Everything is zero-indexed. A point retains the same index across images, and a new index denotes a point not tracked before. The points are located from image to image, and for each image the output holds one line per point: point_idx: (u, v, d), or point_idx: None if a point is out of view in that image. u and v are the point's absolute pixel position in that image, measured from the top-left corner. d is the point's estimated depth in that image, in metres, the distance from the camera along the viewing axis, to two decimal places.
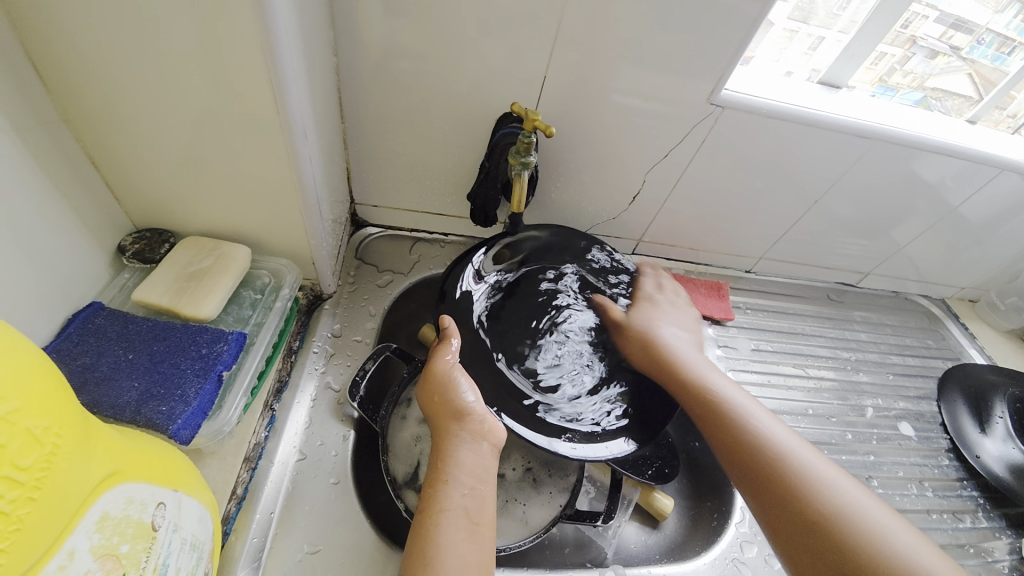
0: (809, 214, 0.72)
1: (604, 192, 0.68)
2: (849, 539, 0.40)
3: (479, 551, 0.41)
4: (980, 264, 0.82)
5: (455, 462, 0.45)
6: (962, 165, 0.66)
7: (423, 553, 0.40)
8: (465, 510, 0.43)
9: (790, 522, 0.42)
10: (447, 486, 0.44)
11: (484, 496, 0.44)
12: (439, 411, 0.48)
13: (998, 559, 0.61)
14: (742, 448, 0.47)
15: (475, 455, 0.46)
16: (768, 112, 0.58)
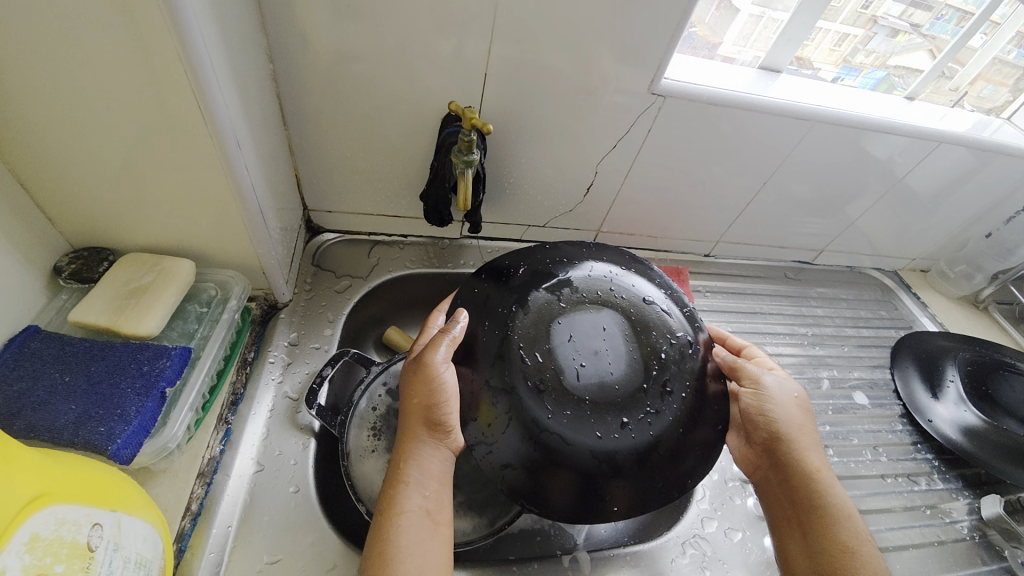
0: (760, 195, 0.74)
1: (558, 184, 0.68)
2: None
3: (442, 551, 0.41)
4: (928, 235, 0.84)
5: (426, 467, 0.44)
6: (905, 141, 0.68)
7: (382, 555, 0.39)
8: (424, 511, 0.42)
9: None
10: (413, 491, 0.42)
11: (443, 496, 0.44)
12: (416, 410, 0.46)
13: (956, 520, 0.62)
14: (798, 518, 0.48)
15: (437, 461, 0.44)
16: (709, 99, 0.59)
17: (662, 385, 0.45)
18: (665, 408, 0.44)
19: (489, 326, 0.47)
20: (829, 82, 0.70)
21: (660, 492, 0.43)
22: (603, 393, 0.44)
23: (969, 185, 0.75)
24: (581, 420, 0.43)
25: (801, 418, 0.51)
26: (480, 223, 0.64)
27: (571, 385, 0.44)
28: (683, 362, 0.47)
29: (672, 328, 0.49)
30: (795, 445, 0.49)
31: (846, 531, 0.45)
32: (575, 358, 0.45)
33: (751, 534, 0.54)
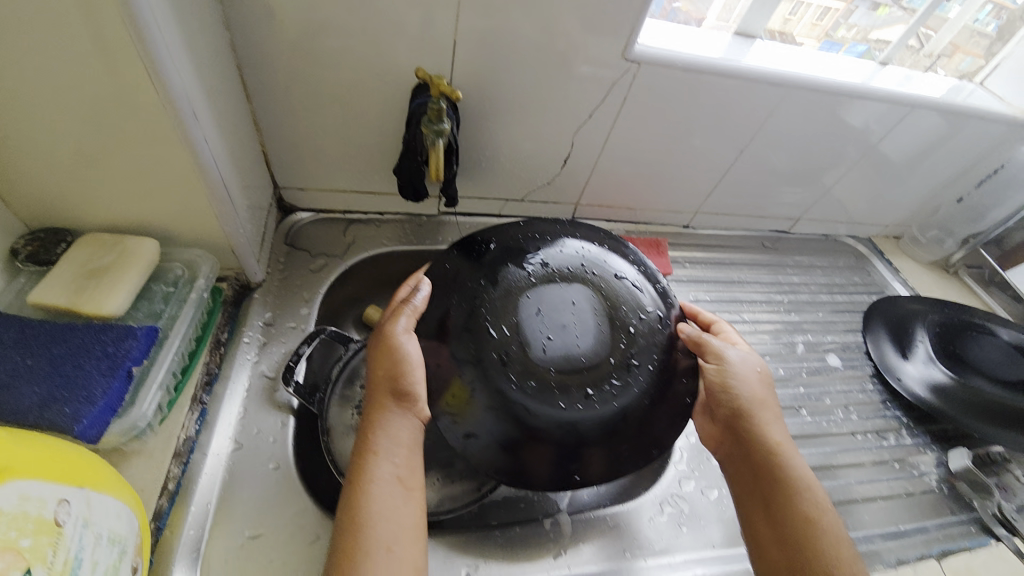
0: (737, 163, 0.73)
1: (534, 157, 0.67)
2: None
3: (414, 516, 0.41)
4: (901, 201, 0.86)
5: (397, 437, 0.43)
6: (878, 106, 0.68)
7: (353, 523, 0.39)
8: (395, 478, 0.41)
9: (780, 554, 0.44)
10: (384, 461, 0.42)
11: (416, 463, 0.43)
12: (383, 381, 0.45)
13: (923, 472, 0.65)
14: (762, 492, 0.47)
15: (407, 429, 0.43)
16: (684, 65, 0.59)
17: (626, 356, 0.47)
18: (627, 379, 0.47)
19: (458, 302, 0.48)
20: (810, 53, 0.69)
21: (630, 459, 0.46)
22: (570, 366, 0.46)
23: (941, 150, 0.76)
24: (545, 392, 0.45)
25: (762, 392, 0.52)
26: (455, 197, 0.63)
27: (537, 359, 0.46)
28: (651, 334, 0.49)
29: (643, 304, 0.51)
30: (757, 419, 0.50)
31: (808, 502, 0.46)
32: (543, 334, 0.47)
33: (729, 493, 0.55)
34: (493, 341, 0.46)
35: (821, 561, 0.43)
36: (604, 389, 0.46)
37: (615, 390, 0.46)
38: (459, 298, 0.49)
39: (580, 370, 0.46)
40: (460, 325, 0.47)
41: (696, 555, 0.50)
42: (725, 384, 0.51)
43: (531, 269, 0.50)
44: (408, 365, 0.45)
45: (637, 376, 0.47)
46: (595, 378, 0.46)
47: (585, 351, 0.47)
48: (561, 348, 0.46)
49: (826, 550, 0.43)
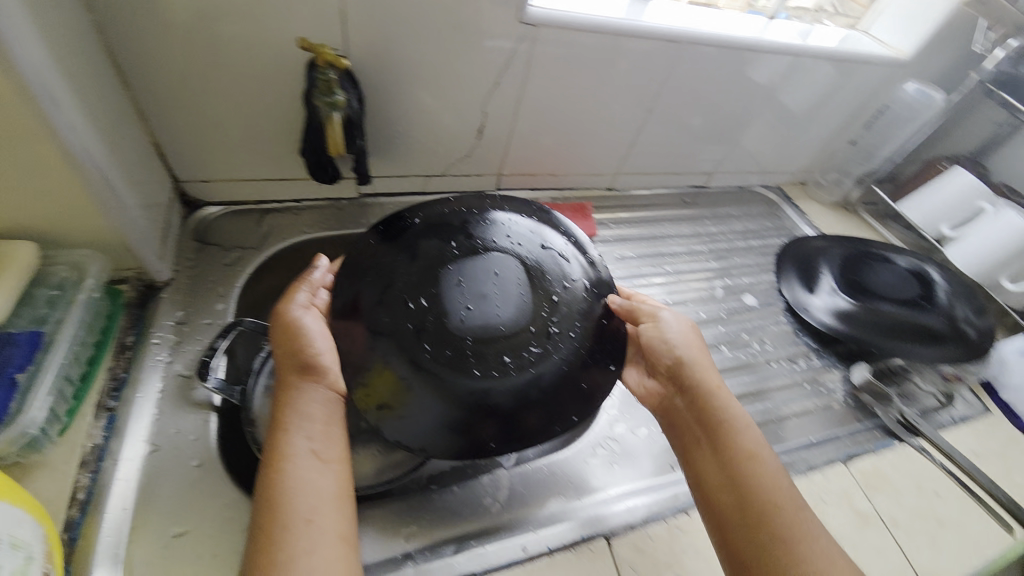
0: (647, 123, 0.76)
1: (447, 129, 0.66)
2: (767, 520, 0.43)
3: (334, 482, 0.41)
4: (803, 148, 0.92)
5: (310, 413, 0.44)
6: (767, 57, 0.72)
7: (271, 500, 0.39)
8: (312, 451, 0.42)
9: (720, 488, 0.46)
10: (298, 436, 0.42)
11: (333, 433, 0.44)
12: (288, 361, 0.46)
13: (831, 389, 0.69)
14: (701, 434, 0.50)
15: (319, 400, 0.44)
16: (580, 26, 0.60)
17: (540, 320, 0.51)
18: (543, 343, 0.50)
19: (381, 278, 0.52)
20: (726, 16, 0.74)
21: (544, 428, 0.46)
22: (489, 335, 0.49)
23: (831, 97, 0.82)
24: (460, 358, 0.47)
25: (697, 346, 0.55)
26: (366, 172, 0.62)
27: (456, 327, 0.49)
28: (569, 302, 0.53)
29: (567, 274, 0.55)
30: (694, 368, 0.53)
31: (744, 438, 0.48)
32: (462, 307, 0.50)
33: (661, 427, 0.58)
34: (414, 313, 0.49)
35: (756, 490, 0.45)
36: (521, 355, 0.48)
37: (533, 358, 0.49)
38: (385, 275, 0.52)
39: (501, 340, 0.49)
40: (386, 296, 0.50)
41: (634, 486, 0.52)
42: (663, 340, 0.55)
43: (457, 244, 0.55)
44: (310, 338, 0.47)
45: (550, 338, 0.50)
46: (513, 346, 0.49)
47: (504, 319, 0.50)
48: (482, 320, 0.50)
49: (761, 480, 0.46)
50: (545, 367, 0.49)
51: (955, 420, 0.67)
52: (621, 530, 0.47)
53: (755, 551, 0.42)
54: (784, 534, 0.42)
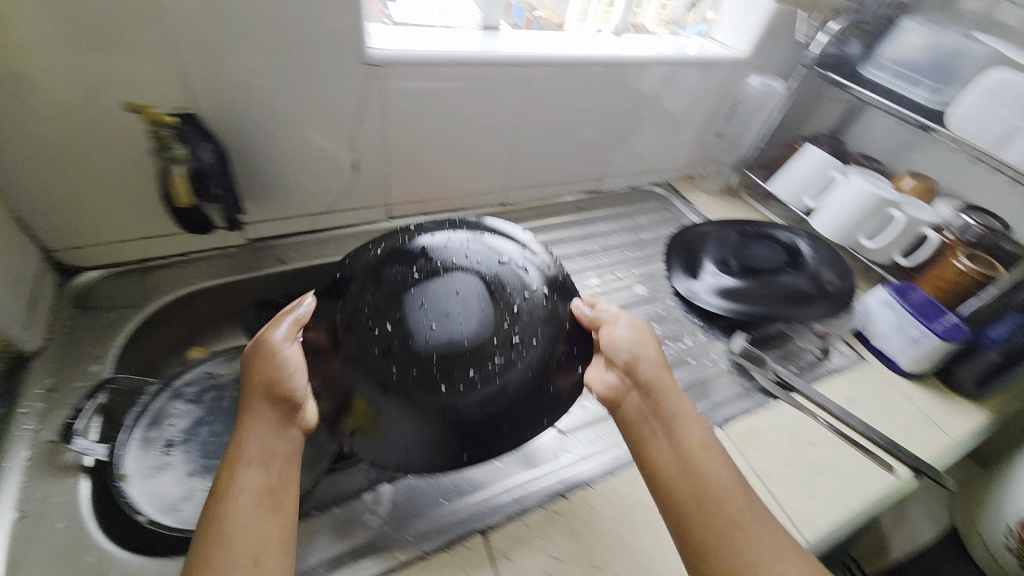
0: (517, 140, 0.82)
1: (322, 169, 0.69)
2: (726, 519, 0.44)
3: (281, 523, 0.41)
4: (679, 145, 0.99)
5: (271, 444, 0.44)
6: (611, 69, 0.79)
7: (216, 534, 0.39)
8: (264, 487, 0.42)
9: (683, 487, 0.46)
10: (251, 469, 0.43)
11: (288, 471, 0.44)
12: (257, 393, 0.47)
13: (715, 360, 0.72)
14: (661, 432, 0.49)
15: (282, 436, 0.45)
16: (424, 59, 0.64)
17: (506, 330, 0.51)
18: (506, 350, 0.50)
19: (342, 310, 0.53)
20: (581, 37, 0.82)
21: (507, 436, 0.48)
22: (456, 347, 0.49)
23: (688, 96, 0.90)
24: (426, 376, 0.48)
25: (653, 347, 0.56)
26: (237, 219, 0.63)
27: (418, 345, 0.49)
28: (532, 311, 0.53)
29: (527, 284, 0.55)
30: (651, 367, 0.53)
31: (700, 436, 0.49)
32: (424, 325, 0.50)
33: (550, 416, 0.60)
34: (377, 336, 0.50)
35: (716, 488, 0.46)
36: (487, 367, 0.49)
37: (501, 370, 0.49)
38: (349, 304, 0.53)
39: (466, 354, 0.49)
40: (355, 322, 0.51)
41: (528, 479, 0.53)
42: (620, 340, 0.54)
43: (418, 269, 0.55)
44: (286, 371, 0.48)
45: (517, 347, 0.50)
46: (479, 359, 0.49)
47: (468, 333, 0.50)
48: (448, 335, 0.50)
49: (720, 476, 0.46)
50: (513, 376, 0.49)
51: (830, 373, 0.72)
52: (508, 517, 0.49)
53: (716, 549, 0.43)
54: (736, 519, 0.44)
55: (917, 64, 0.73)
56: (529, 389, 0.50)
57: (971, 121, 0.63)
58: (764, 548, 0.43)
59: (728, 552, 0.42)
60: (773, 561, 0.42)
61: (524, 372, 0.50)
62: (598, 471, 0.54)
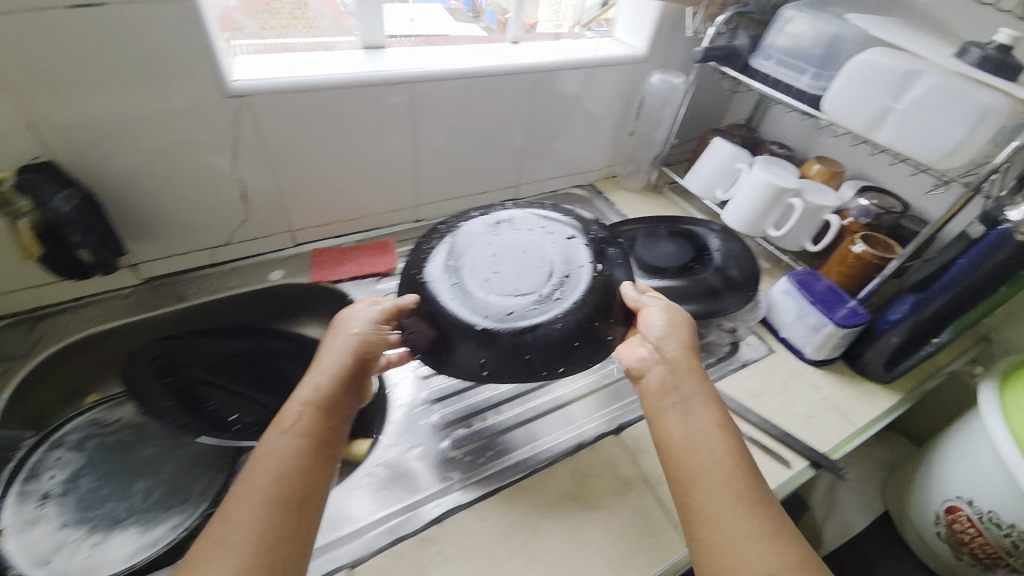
0: (418, 156, 0.81)
1: (208, 203, 0.69)
2: (734, 492, 0.43)
3: (302, 497, 0.41)
4: (595, 146, 0.99)
5: (334, 405, 0.48)
6: (502, 79, 0.79)
7: (246, 480, 0.41)
8: (294, 457, 0.43)
9: (692, 459, 0.46)
10: (288, 434, 0.44)
11: (320, 451, 0.45)
12: (319, 365, 0.50)
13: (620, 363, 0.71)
14: (676, 411, 0.49)
15: (322, 415, 0.46)
16: (292, 87, 0.64)
17: (535, 279, 0.59)
18: (562, 280, 0.58)
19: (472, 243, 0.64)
20: (474, 48, 0.82)
21: (530, 365, 0.53)
22: (483, 294, 0.57)
23: (593, 98, 0.90)
24: (463, 316, 0.55)
25: (687, 332, 0.56)
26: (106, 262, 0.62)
27: (473, 291, 0.58)
28: (582, 258, 0.61)
29: (575, 235, 0.65)
30: (681, 351, 0.54)
31: (721, 419, 0.49)
32: (502, 267, 0.61)
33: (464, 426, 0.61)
34: (456, 275, 0.60)
35: (730, 464, 0.45)
36: (494, 311, 0.56)
37: (560, 296, 0.57)
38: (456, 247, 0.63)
39: (523, 294, 0.57)
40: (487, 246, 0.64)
41: (402, 506, 0.53)
42: (656, 322, 0.56)
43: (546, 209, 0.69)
44: (347, 351, 0.52)
45: (543, 288, 0.58)
46: (548, 285, 0.58)
47: (485, 288, 0.58)
48: (558, 257, 0.61)
49: (735, 456, 0.46)
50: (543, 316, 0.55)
51: (736, 367, 0.72)
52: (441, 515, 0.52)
53: (718, 513, 0.42)
54: (735, 507, 0.43)
55: (797, 51, 0.73)
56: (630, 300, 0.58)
57: (843, 102, 0.63)
58: (769, 528, 0.41)
59: (731, 519, 0.42)
60: (768, 545, 0.40)
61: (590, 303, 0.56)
62: (482, 491, 0.54)
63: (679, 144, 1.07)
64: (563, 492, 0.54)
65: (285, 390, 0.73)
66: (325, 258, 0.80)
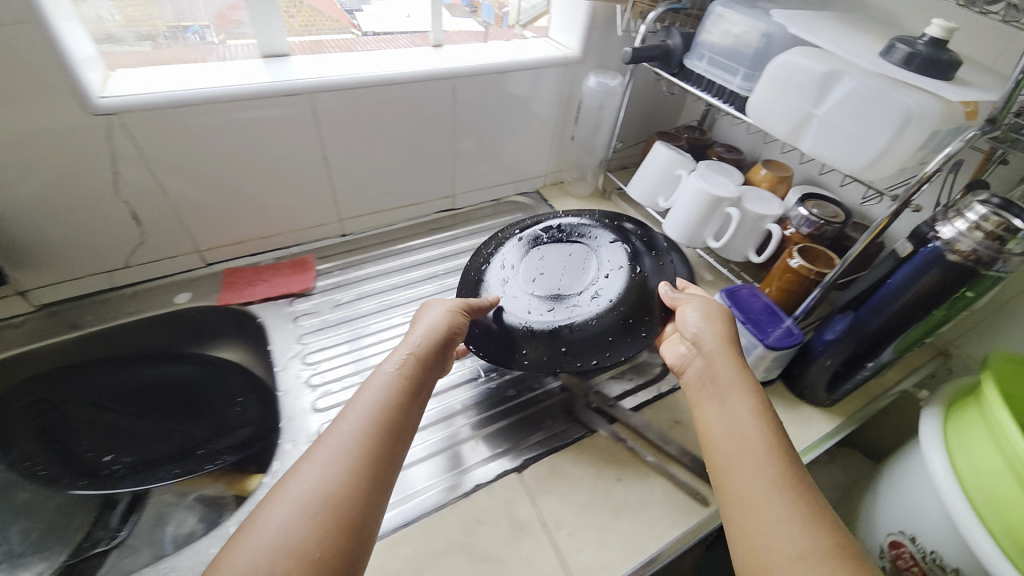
0: (332, 169, 0.76)
1: (97, 227, 0.65)
2: (767, 471, 0.46)
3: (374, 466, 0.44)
4: (536, 153, 0.95)
5: (420, 384, 0.51)
6: (414, 87, 0.74)
7: (315, 447, 0.44)
8: (372, 425, 0.46)
9: (732, 443, 0.49)
10: (372, 398, 0.48)
11: (407, 421, 0.48)
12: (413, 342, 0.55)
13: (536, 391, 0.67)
14: (719, 399, 0.53)
15: (404, 386, 0.50)
16: (169, 104, 0.60)
17: (633, 257, 0.72)
18: (640, 268, 0.70)
19: (627, 225, 0.79)
20: (389, 52, 0.77)
21: (561, 359, 0.61)
22: (573, 287, 0.69)
23: (524, 104, 0.85)
24: (542, 304, 0.67)
25: (726, 324, 0.61)
26: None
27: (588, 272, 0.71)
28: (593, 276, 0.70)
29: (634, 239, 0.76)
30: (717, 343, 0.58)
31: (757, 405, 0.51)
32: (614, 247, 0.74)
33: (465, 419, 0.63)
34: (583, 257, 0.74)
35: (764, 444, 0.47)
36: (532, 320, 0.65)
37: (575, 308, 0.66)
38: (623, 225, 0.78)
39: (551, 306, 0.67)
40: (588, 237, 0.77)
41: None
42: (695, 318, 0.61)
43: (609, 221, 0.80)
44: (430, 332, 0.57)
45: (560, 303, 0.67)
46: (592, 287, 0.68)
47: (603, 265, 0.71)
48: (595, 266, 0.72)
49: (768, 439, 0.48)
50: (616, 296, 0.66)
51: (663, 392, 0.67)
52: (435, 508, 0.53)
53: (752, 490, 0.45)
54: (773, 480, 0.45)
55: (726, 51, 0.67)
56: (639, 305, 0.66)
57: (765, 106, 0.57)
58: (795, 507, 0.43)
59: (761, 497, 0.44)
60: (791, 520, 0.42)
61: (612, 308, 0.65)
62: (414, 514, 0.52)
63: (628, 146, 1.02)
64: (450, 540, 0.50)
65: (186, 422, 0.70)
66: (236, 278, 0.76)
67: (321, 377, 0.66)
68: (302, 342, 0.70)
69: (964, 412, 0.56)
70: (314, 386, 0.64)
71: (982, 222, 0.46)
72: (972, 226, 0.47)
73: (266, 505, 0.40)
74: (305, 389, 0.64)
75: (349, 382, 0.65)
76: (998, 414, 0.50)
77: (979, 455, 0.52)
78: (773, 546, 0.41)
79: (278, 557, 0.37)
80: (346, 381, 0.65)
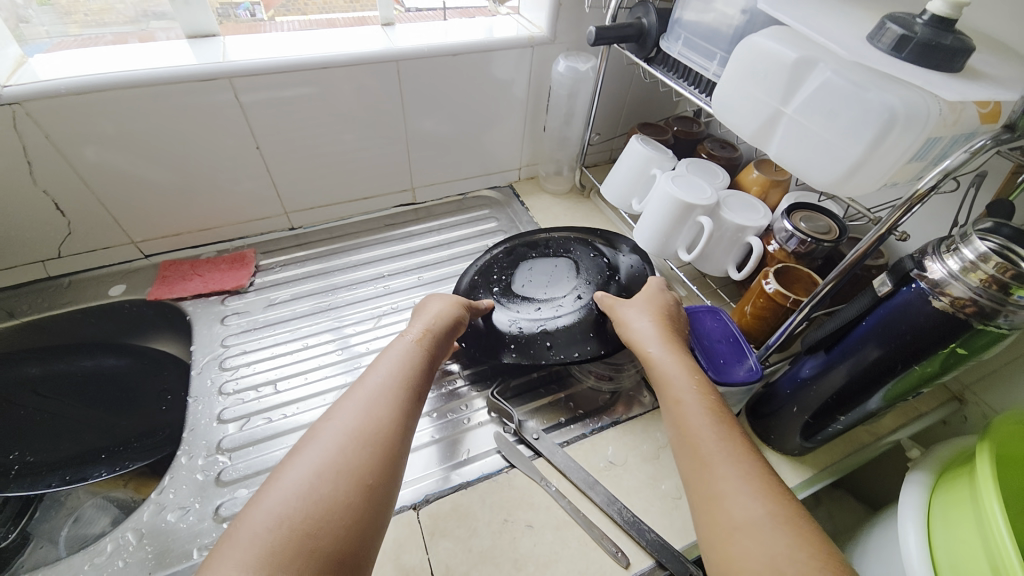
0: (269, 160, 0.72)
1: (19, 218, 0.63)
2: (706, 458, 0.41)
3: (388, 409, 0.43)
4: (504, 144, 0.87)
5: (436, 350, 0.52)
6: (352, 71, 0.67)
7: (340, 404, 0.44)
8: (378, 380, 0.45)
9: (675, 437, 0.44)
10: (383, 365, 0.47)
11: (414, 374, 0.47)
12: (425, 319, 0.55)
13: (465, 416, 0.60)
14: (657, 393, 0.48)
15: (400, 350, 0.49)
16: (73, 90, 0.55)
17: (614, 267, 0.66)
18: (621, 277, 0.65)
19: (607, 240, 0.72)
20: (330, 32, 0.71)
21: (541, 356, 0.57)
22: (556, 289, 0.64)
23: (485, 91, 0.77)
24: (527, 303, 0.63)
25: (655, 316, 0.55)
26: None
27: (575, 273, 0.66)
28: (579, 277, 0.65)
29: (617, 252, 0.69)
30: (638, 343, 0.52)
31: (686, 390, 0.46)
32: (600, 256, 0.68)
33: (427, 421, 0.60)
34: (565, 260, 0.68)
35: (697, 432, 0.42)
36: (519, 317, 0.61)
37: (557, 310, 0.61)
38: (601, 240, 0.72)
39: (535, 305, 0.62)
40: (572, 245, 0.71)
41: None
42: (623, 322, 0.55)
43: (594, 232, 0.73)
44: (433, 313, 0.56)
45: (543, 304, 0.62)
46: (578, 289, 0.63)
47: (590, 268, 0.66)
48: (582, 267, 0.67)
49: (703, 423, 0.43)
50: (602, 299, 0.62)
51: (602, 426, 0.60)
52: None
53: (698, 482, 0.40)
54: (713, 461, 0.40)
55: (699, 32, 0.57)
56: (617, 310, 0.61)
57: (727, 100, 0.47)
58: (733, 487, 0.38)
59: (705, 487, 0.39)
60: (738, 497, 0.37)
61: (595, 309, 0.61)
62: None
63: (612, 137, 0.92)
64: None
65: (110, 419, 0.69)
66: (171, 273, 0.73)
67: (238, 381, 0.62)
68: (226, 344, 0.66)
69: (952, 486, 0.46)
70: (227, 392, 0.61)
71: (979, 263, 0.35)
72: (965, 266, 0.36)
73: (305, 444, 0.40)
74: (217, 397, 0.61)
75: (264, 391, 0.61)
76: (989, 499, 0.40)
77: (958, 544, 0.42)
78: (725, 523, 0.37)
79: (340, 479, 0.38)
80: (261, 390, 0.62)
